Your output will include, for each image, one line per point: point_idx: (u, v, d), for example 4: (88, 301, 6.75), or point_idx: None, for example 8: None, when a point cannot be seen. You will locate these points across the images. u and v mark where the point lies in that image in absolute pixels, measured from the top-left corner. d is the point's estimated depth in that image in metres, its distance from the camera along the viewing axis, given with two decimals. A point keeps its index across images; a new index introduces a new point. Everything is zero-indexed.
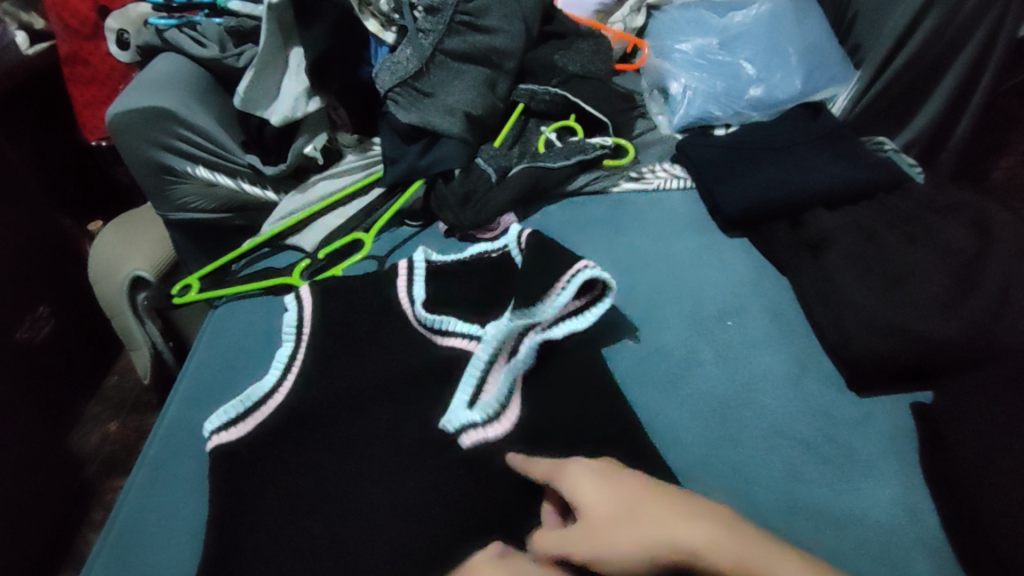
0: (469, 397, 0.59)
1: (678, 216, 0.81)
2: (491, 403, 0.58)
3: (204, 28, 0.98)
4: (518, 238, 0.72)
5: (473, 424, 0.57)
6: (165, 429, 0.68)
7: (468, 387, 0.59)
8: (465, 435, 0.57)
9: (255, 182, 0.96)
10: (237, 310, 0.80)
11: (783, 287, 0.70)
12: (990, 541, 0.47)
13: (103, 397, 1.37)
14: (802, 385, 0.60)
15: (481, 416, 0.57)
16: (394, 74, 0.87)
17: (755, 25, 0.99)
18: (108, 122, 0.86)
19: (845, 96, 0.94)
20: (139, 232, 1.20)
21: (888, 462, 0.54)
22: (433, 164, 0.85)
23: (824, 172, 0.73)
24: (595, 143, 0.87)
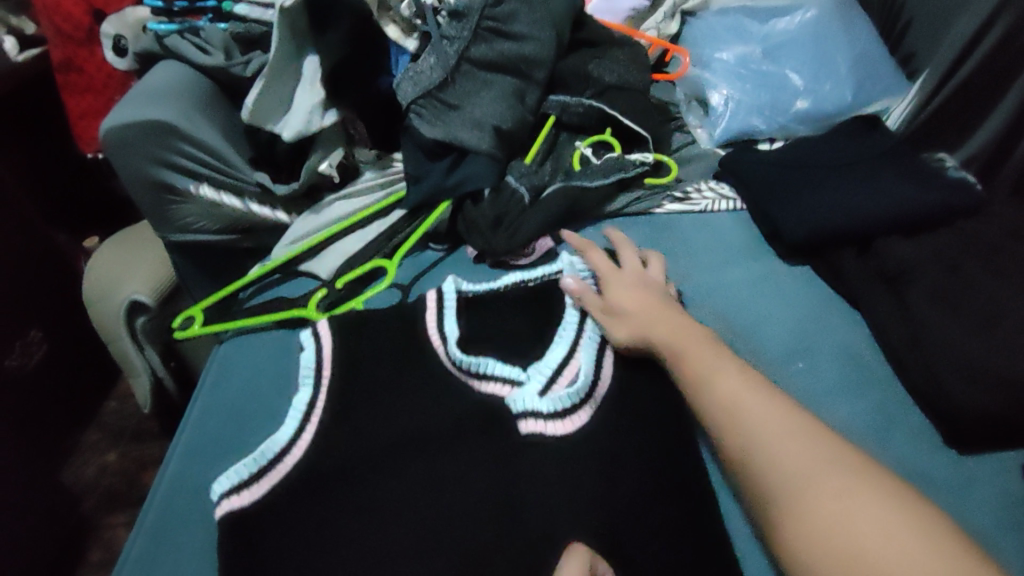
0: (541, 387, 0.58)
1: (728, 241, 0.73)
2: (562, 399, 0.56)
3: (208, 34, 0.90)
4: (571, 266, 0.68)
5: (535, 413, 0.56)
6: (167, 486, 0.60)
7: (540, 377, 0.58)
8: (525, 421, 0.56)
9: (263, 202, 0.89)
10: (246, 345, 0.72)
11: (860, 330, 0.61)
12: None
13: (101, 424, 1.29)
14: (890, 440, 0.52)
15: (548, 408, 0.56)
16: (418, 84, 0.80)
17: (800, 33, 0.92)
18: (102, 137, 0.78)
19: (900, 109, 0.88)
20: (138, 251, 1.13)
21: (1011, 537, 0.46)
22: (461, 183, 0.78)
23: (896, 193, 0.66)
24: (634, 160, 0.81)
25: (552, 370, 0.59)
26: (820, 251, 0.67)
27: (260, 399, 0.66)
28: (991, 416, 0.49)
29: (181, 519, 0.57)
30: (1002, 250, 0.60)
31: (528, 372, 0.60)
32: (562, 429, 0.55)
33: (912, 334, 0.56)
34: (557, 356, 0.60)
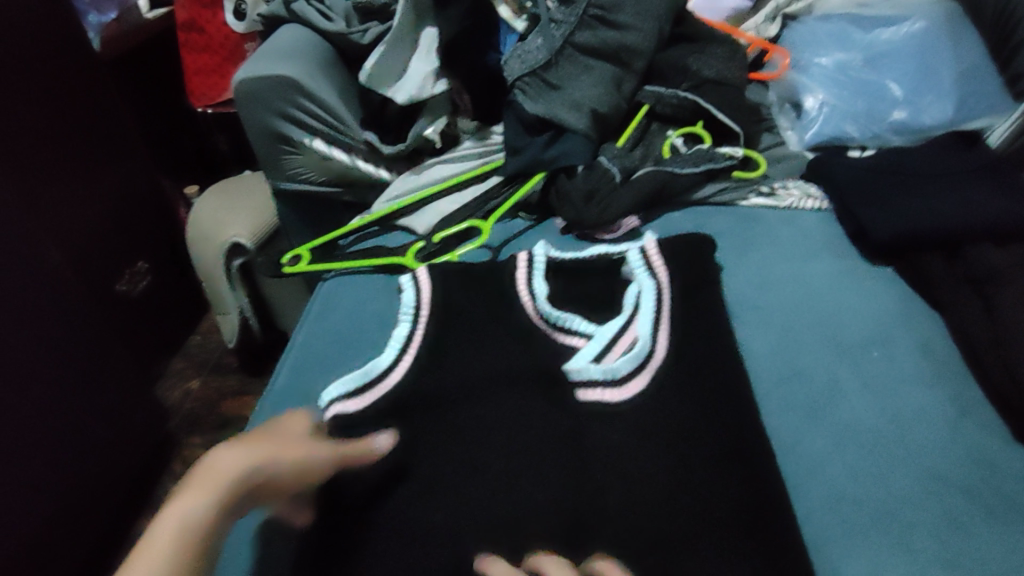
0: (594, 355, 0.60)
1: (813, 235, 0.75)
2: (618, 368, 0.58)
3: (332, 3, 0.99)
4: (642, 252, 0.69)
5: (592, 382, 0.59)
6: (275, 395, 0.67)
7: (596, 345, 0.61)
8: (582, 391, 0.59)
9: (370, 161, 0.94)
10: (345, 283, 0.79)
11: (934, 324, 0.63)
12: None
13: (187, 354, 1.40)
14: (962, 429, 0.54)
15: (604, 377, 0.58)
16: (524, 63, 0.86)
17: (905, 44, 0.92)
18: (235, 87, 0.87)
19: (1005, 128, 0.84)
20: (242, 197, 1.21)
21: None
22: (557, 158, 0.82)
23: (987, 206, 0.67)
24: (723, 152, 0.84)
25: (610, 338, 0.61)
26: (906, 255, 0.68)
27: (359, 332, 0.73)
28: None
29: None
30: None
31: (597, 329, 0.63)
32: (613, 397, 0.58)
33: (994, 334, 0.57)
34: (613, 328, 0.62)
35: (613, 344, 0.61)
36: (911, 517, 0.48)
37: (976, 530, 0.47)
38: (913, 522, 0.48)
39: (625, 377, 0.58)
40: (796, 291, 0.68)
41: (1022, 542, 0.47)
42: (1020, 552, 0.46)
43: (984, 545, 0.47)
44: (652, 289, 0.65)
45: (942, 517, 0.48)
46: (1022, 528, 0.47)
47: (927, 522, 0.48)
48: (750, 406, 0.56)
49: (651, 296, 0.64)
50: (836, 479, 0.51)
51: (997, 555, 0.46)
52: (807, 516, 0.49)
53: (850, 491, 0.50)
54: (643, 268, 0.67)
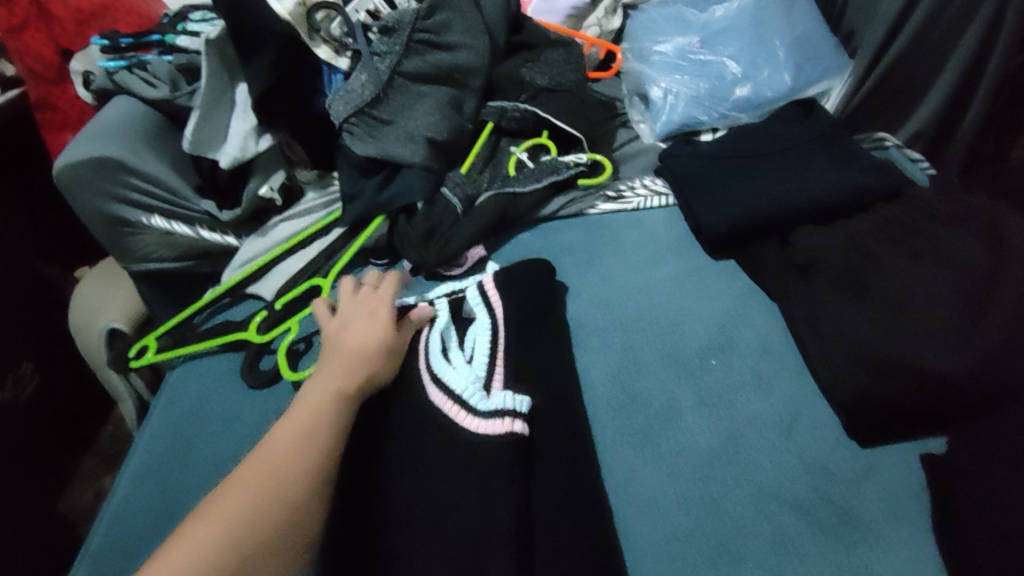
0: (481, 392, 0.54)
1: (658, 239, 0.72)
2: (496, 406, 0.52)
3: (154, 67, 0.93)
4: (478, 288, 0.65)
5: (483, 417, 0.52)
6: (116, 510, 0.64)
7: (473, 387, 0.54)
8: (483, 424, 0.52)
9: (215, 229, 0.92)
10: (192, 370, 0.76)
11: (772, 319, 0.61)
12: None
13: (97, 448, 1.34)
14: (795, 433, 0.52)
15: (491, 412, 0.52)
16: (349, 103, 0.81)
17: (739, 18, 0.91)
18: (54, 176, 0.80)
19: (840, 89, 0.87)
20: (116, 282, 1.15)
21: (897, 530, 0.46)
22: (395, 198, 0.78)
23: (810, 179, 0.66)
24: (567, 162, 0.81)
25: (482, 382, 0.55)
26: (742, 244, 0.66)
27: (204, 423, 0.70)
28: (882, 403, 0.49)
29: (127, 542, 0.61)
30: (918, 231, 0.58)
31: (476, 370, 0.56)
32: (502, 427, 0.51)
33: (814, 318, 0.56)
34: (474, 376, 0.55)
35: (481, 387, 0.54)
36: (739, 543, 0.46)
37: (804, 549, 0.46)
38: (744, 550, 0.46)
39: (479, 412, 0.53)
40: (637, 297, 0.66)
41: (848, 555, 0.45)
42: (844, 566, 0.44)
43: (812, 565, 0.45)
44: (490, 322, 0.61)
45: (771, 537, 0.46)
46: (851, 542, 0.46)
47: (755, 546, 0.46)
48: (583, 440, 0.53)
49: (488, 331, 0.60)
50: (668, 513, 0.49)
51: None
52: (637, 561, 0.47)
53: (683, 522, 0.48)
54: (481, 305, 0.63)
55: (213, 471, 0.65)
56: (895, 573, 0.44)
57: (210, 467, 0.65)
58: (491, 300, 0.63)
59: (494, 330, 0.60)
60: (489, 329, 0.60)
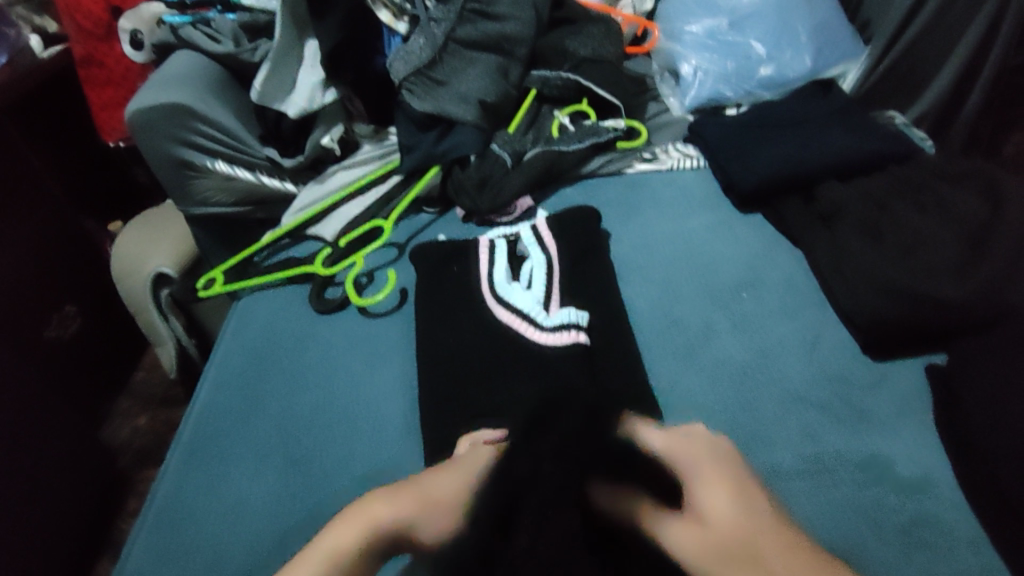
0: (543, 312, 0.65)
1: (692, 193, 0.81)
2: (556, 324, 0.63)
3: (218, 23, 0.98)
4: (534, 230, 0.74)
5: (547, 331, 0.63)
6: (199, 413, 0.70)
7: (536, 308, 0.65)
8: (547, 335, 0.63)
9: (274, 175, 0.97)
10: (260, 299, 0.83)
11: (795, 259, 0.69)
12: (1007, 499, 0.47)
13: (132, 392, 1.38)
14: (817, 350, 0.60)
15: (553, 329, 0.63)
16: (408, 62, 0.88)
17: (764, 5, 0.97)
18: (127, 119, 0.86)
19: (856, 72, 0.94)
20: (162, 230, 1.18)
21: (905, 423, 0.54)
22: (449, 150, 0.86)
23: (833, 144, 0.74)
24: (607, 126, 0.88)
25: (543, 304, 0.66)
26: (768, 200, 0.74)
27: (279, 342, 0.77)
28: (896, 321, 0.57)
29: (213, 438, 0.68)
30: (928, 188, 0.66)
31: (537, 295, 0.67)
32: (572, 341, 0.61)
33: (835, 257, 0.64)
34: (535, 300, 0.66)
35: (543, 308, 0.66)
36: (771, 433, 0.54)
37: (828, 438, 0.53)
38: (774, 438, 0.54)
39: (544, 326, 0.64)
40: (676, 241, 0.74)
41: (865, 442, 0.53)
42: (861, 450, 0.52)
43: (836, 449, 0.53)
44: (545, 256, 0.70)
45: (798, 429, 0.54)
46: (867, 431, 0.54)
47: (785, 436, 0.54)
48: (634, 355, 0.61)
49: (545, 264, 0.70)
50: (708, 411, 0.57)
51: (844, 456, 0.52)
52: None
53: (721, 418, 0.56)
54: (535, 244, 0.72)
55: (293, 381, 0.72)
56: (904, 456, 0.52)
57: (285, 378, 0.72)
58: (544, 238, 0.73)
59: (550, 262, 0.70)
60: (545, 262, 0.70)
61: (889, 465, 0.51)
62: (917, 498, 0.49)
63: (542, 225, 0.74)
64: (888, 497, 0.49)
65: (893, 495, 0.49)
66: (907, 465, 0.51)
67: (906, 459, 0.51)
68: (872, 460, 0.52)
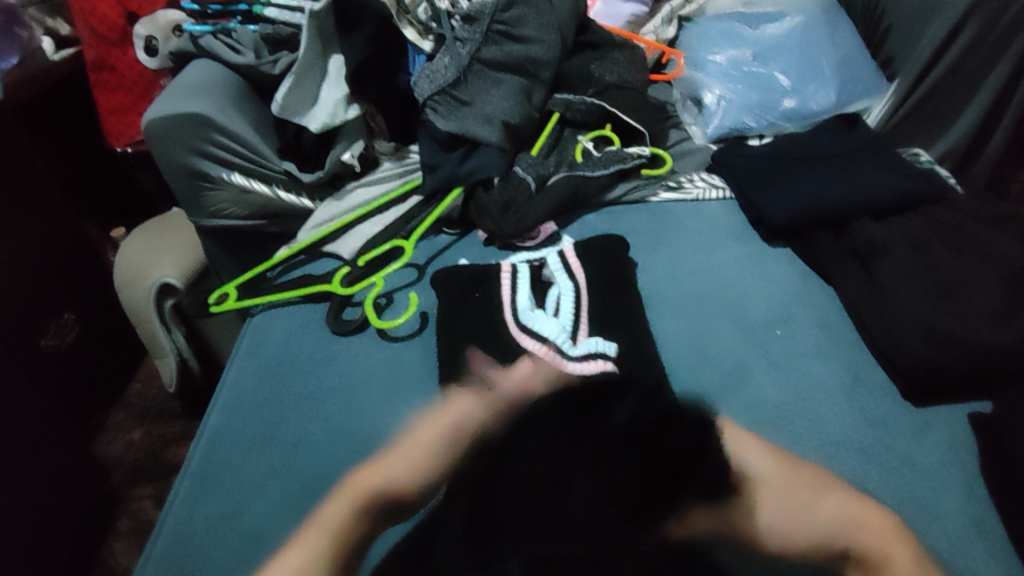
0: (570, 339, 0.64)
1: (718, 225, 0.80)
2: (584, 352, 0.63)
3: (240, 35, 0.97)
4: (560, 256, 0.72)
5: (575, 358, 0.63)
6: (211, 435, 0.68)
7: (564, 334, 0.65)
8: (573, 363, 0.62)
9: (289, 189, 0.96)
10: (275, 318, 0.81)
11: (828, 298, 0.68)
12: None
13: (126, 405, 1.35)
14: (855, 392, 0.59)
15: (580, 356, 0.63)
16: (433, 82, 0.88)
17: (788, 37, 0.99)
18: (144, 128, 0.85)
19: (881, 108, 0.94)
20: (166, 238, 1.16)
21: (950, 473, 0.52)
22: (473, 172, 0.85)
23: (865, 182, 0.73)
24: (632, 152, 0.88)
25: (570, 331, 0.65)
26: (799, 234, 0.73)
27: (293, 364, 0.75)
28: (941, 367, 0.56)
29: (225, 462, 0.65)
30: (963, 230, 0.65)
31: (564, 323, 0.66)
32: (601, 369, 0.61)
33: (874, 298, 0.63)
34: (563, 327, 0.66)
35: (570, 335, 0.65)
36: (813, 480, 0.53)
37: (872, 486, 0.52)
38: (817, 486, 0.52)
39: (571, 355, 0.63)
40: (704, 273, 0.73)
41: (911, 492, 0.51)
42: (908, 500, 0.51)
43: (881, 499, 0.51)
44: (574, 283, 0.69)
45: (840, 476, 0.53)
46: (912, 481, 0.52)
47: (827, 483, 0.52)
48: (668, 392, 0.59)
49: (574, 291, 0.69)
50: None
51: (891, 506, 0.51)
52: None
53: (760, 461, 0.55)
54: (562, 270, 0.71)
55: (310, 403, 0.70)
56: (953, 507, 0.50)
57: (302, 401, 0.70)
58: (572, 265, 0.71)
59: (579, 289, 0.69)
60: (573, 289, 0.69)
61: (937, 517, 0.50)
62: (969, 553, 0.47)
63: (568, 252, 0.73)
64: (939, 551, 0.48)
65: (945, 549, 0.48)
66: (956, 518, 0.50)
67: (955, 512, 0.50)
68: (921, 514, 0.50)
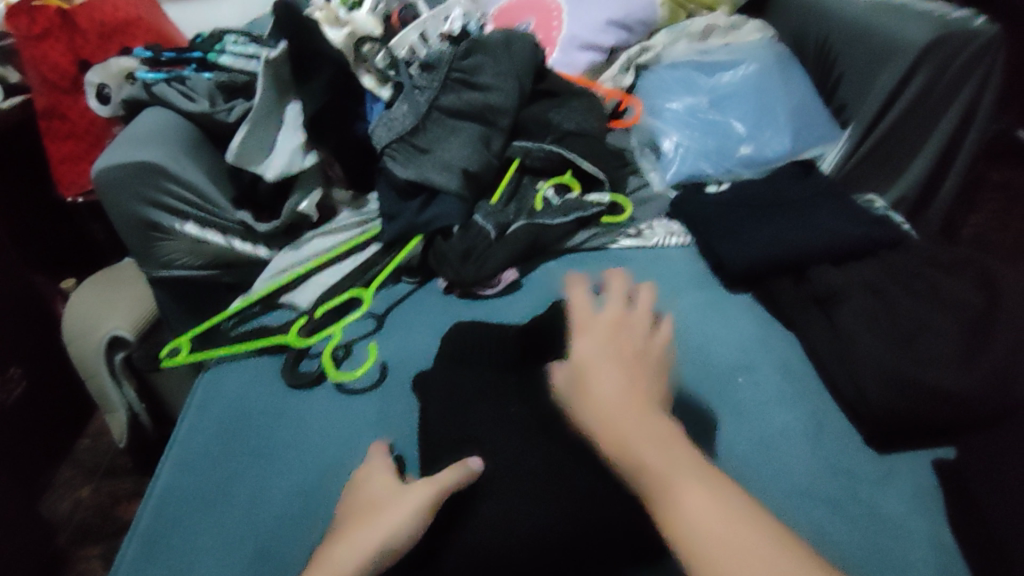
0: None
1: (679, 272, 0.80)
2: None
3: (194, 83, 0.96)
4: None
5: None
6: (158, 495, 0.64)
7: None
8: None
9: (245, 240, 0.93)
10: (228, 371, 0.78)
11: (788, 343, 0.68)
12: None
13: (75, 462, 1.28)
14: (821, 439, 0.58)
15: None
16: (391, 130, 0.88)
17: (743, 86, 1.01)
18: (93, 177, 0.82)
19: (835, 154, 0.95)
20: (116, 288, 1.12)
21: (918, 521, 0.51)
22: (432, 220, 0.84)
23: (824, 228, 0.73)
24: (591, 201, 0.88)
25: None
26: (761, 280, 0.73)
27: (246, 417, 0.72)
28: (906, 413, 0.55)
29: (174, 523, 0.62)
30: (921, 276, 0.66)
31: None
32: None
33: (836, 344, 0.62)
34: None
35: None
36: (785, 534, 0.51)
37: (840, 536, 0.51)
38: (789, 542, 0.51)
39: None
40: (667, 320, 0.72)
41: (881, 540, 0.50)
42: (876, 549, 0.50)
43: (852, 549, 0.50)
44: None
45: (809, 528, 0.51)
46: (881, 528, 0.51)
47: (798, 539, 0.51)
48: None
49: None
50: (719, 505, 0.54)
51: (863, 557, 0.49)
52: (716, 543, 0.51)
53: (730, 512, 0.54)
54: None
55: (264, 458, 0.67)
56: (924, 560, 0.49)
57: (254, 456, 0.67)
58: None
59: None
60: None
61: (909, 567, 0.49)
62: None
63: None
64: None
65: None
66: (929, 569, 0.48)
67: (926, 563, 0.49)
68: (889, 566, 0.49)
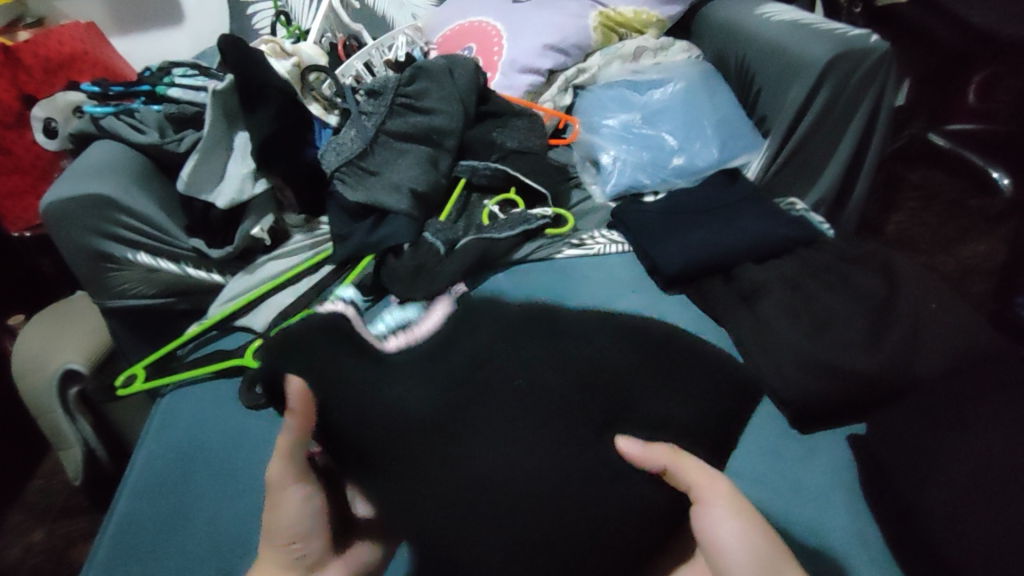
0: None
1: (620, 279, 0.84)
2: None
3: (143, 115, 0.98)
4: None
5: None
6: (115, 526, 0.65)
7: None
8: None
9: (200, 267, 0.95)
10: (185, 397, 0.79)
11: (719, 336, 0.73)
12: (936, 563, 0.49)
13: (24, 505, 1.24)
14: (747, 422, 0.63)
15: None
16: (340, 155, 0.93)
17: (672, 102, 1.08)
18: (43, 210, 0.83)
19: (757, 162, 1.01)
20: (69, 324, 1.11)
21: (835, 492, 0.56)
22: (383, 239, 0.87)
23: (747, 231, 0.80)
24: (536, 214, 0.93)
25: None
26: (693, 281, 0.78)
27: (202, 443, 0.73)
28: (822, 396, 0.61)
29: (132, 552, 0.63)
30: (830, 271, 0.72)
31: None
32: None
33: (759, 336, 0.68)
34: None
35: None
36: None
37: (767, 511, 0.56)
38: None
39: None
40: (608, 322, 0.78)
41: (803, 512, 0.55)
42: (800, 521, 0.55)
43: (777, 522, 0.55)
44: None
45: None
46: (802, 500, 0.56)
47: None
48: None
49: None
50: None
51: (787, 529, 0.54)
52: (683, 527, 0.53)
53: None
54: None
55: (221, 480, 0.69)
56: (841, 527, 0.54)
57: (211, 480, 0.69)
58: None
59: None
60: None
61: (829, 536, 0.53)
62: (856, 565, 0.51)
63: None
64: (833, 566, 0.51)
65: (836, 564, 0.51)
66: (845, 534, 0.53)
67: (843, 530, 0.54)
68: (811, 535, 0.53)
